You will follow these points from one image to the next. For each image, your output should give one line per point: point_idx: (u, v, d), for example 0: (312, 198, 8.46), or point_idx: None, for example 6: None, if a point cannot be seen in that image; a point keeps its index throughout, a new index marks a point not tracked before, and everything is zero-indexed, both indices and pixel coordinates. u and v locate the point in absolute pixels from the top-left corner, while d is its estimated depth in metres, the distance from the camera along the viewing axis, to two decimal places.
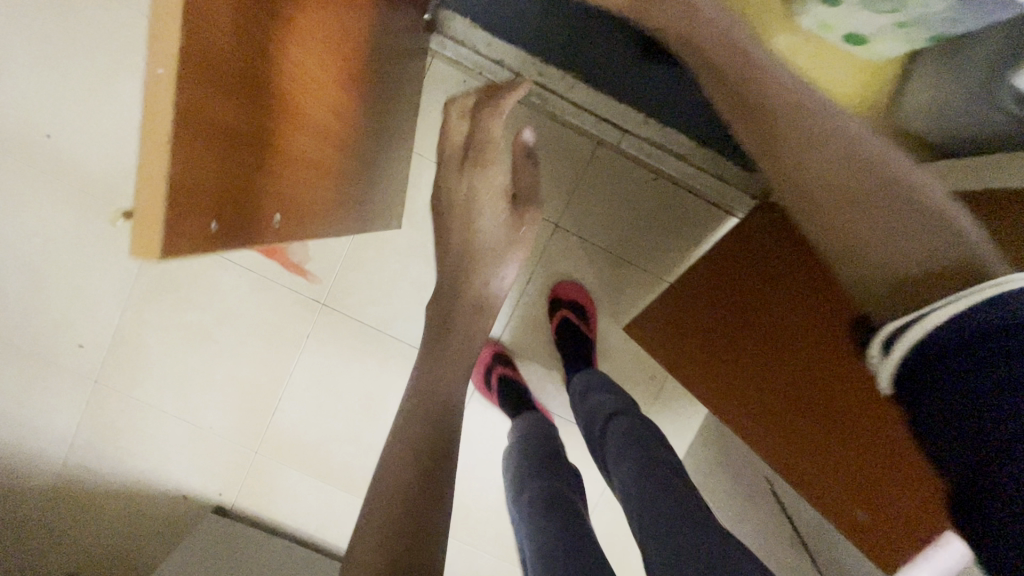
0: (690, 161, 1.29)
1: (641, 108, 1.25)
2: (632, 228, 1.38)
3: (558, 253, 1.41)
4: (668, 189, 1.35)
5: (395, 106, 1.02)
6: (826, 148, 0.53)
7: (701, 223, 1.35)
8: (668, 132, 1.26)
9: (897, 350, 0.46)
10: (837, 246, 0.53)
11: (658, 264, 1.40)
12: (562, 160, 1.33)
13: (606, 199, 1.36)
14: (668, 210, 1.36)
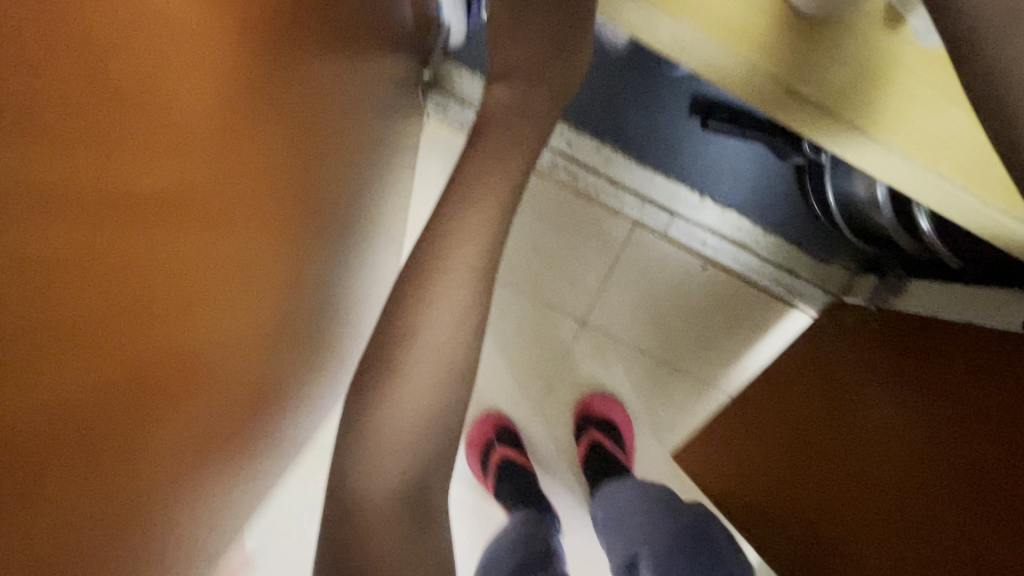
0: (754, 250, 1.02)
1: (696, 184, 0.99)
2: (680, 325, 1.10)
3: (582, 356, 1.12)
4: (723, 282, 1.06)
5: (374, 177, 0.73)
6: None
7: (761, 320, 1.09)
8: (728, 215, 0.99)
9: None
10: None
11: (709, 371, 1.13)
12: (588, 242, 1.04)
13: (644, 292, 1.08)
14: (726, 308, 1.08)
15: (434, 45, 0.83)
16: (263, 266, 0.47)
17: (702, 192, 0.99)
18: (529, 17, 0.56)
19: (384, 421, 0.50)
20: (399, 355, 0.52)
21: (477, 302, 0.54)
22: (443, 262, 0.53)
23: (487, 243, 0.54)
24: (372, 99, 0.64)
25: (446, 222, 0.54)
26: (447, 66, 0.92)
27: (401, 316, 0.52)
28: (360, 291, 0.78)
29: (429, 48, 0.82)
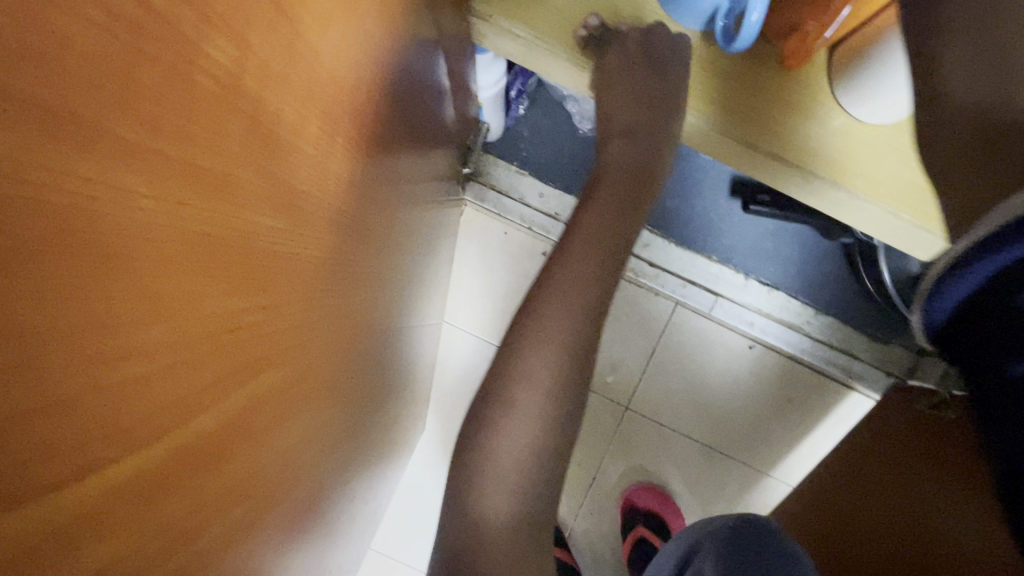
0: (806, 332, 0.97)
1: (739, 265, 0.96)
2: (731, 410, 1.04)
3: (638, 437, 1.06)
4: (772, 364, 1.00)
5: (418, 266, 0.73)
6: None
7: (820, 402, 1.01)
8: (776, 296, 0.96)
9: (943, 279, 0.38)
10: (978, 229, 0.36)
11: (764, 460, 1.05)
12: (630, 322, 1.01)
13: (690, 375, 1.02)
14: (782, 392, 1.02)
15: (474, 142, 0.84)
16: (351, 377, 0.47)
17: (747, 272, 0.96)
18: (615, 106, 0.56)
19: (480, 505, 0.48)
20: (489, 444, 0.49)
21: (571, 391, 0.50)
22: (534, 348, 0.50)
23: (578, 333, 0.50)
24: (420, 193, 0.64)
25: (541, 306, 0.51)
26: (484, 159, 0.94)
27: (489, 414, 0.50)
28: (405, 381, 0.78)
29: (468, 146, 0.83)
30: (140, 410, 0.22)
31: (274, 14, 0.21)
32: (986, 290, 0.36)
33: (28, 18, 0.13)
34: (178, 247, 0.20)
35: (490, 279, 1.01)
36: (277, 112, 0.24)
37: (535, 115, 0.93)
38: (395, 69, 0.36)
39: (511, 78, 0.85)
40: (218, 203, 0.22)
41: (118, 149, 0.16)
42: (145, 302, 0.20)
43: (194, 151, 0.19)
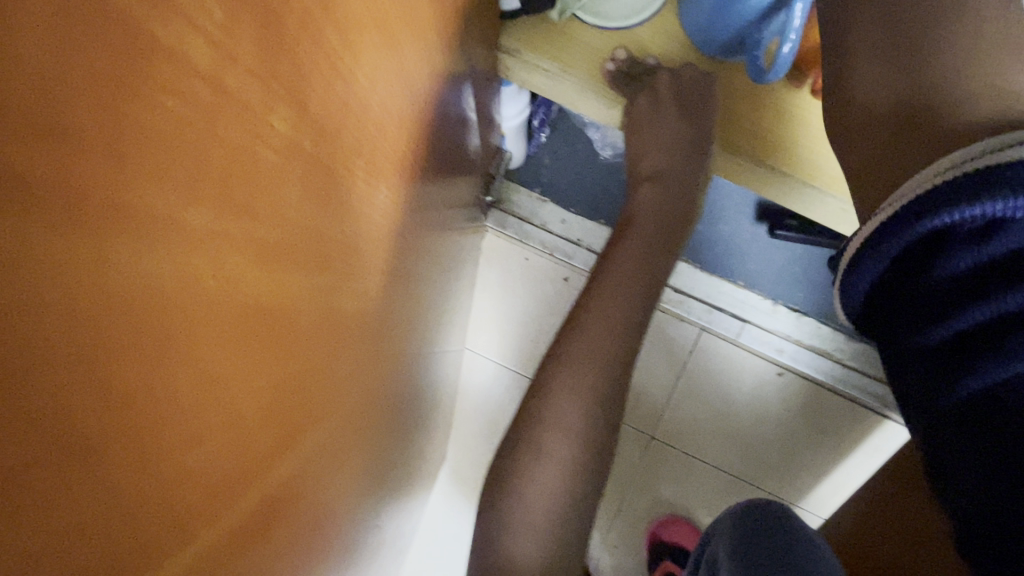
0: (838, 359, 0.94)
1: (767, 291, 0.95)
2: (761, 440, 1.00)
3: (664, 468, 1.03)
4: (803, 392, 0.97)
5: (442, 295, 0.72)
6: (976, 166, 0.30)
7: (856, 433, 0.97)
8: (805, 322, 0.93)
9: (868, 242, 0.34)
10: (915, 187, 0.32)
11: (795, 493, 1.01)
12: (656, 349, 0.99)
13: (718, 404, 1.00)
14: (813, 421, 0.98)
15: (497, 171, 0.84)
16: (385, 418, 0.46)
17: (775, 298, 0.94)
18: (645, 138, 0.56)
19: (512, 548, 0.46)
20: (521, 482, 0.48)
21: (603, 427, 0.49)
22: (568, 384, 0.49)
23: (610, 367, 0.50)
24: (445, 224, 0.64)
25: (574, 339, 0.51)
26: (506, 187, 0.94)
27: (520, 451, 0.49)
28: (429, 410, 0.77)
29: (490, 175, 0.83)
30: (198, 495, 0.22)
31: (333, 76, 0.22)
32: (909, 257, 0.32)
33: (106, 118, 0.13)
34: (231, 330, 0.20)
35: (512, 305, 1.00)
36: (335, 167, 0.24)
37: (557, 143, 0.94)
38: (429, 111, 0.37)
39: (533, 108, 0.86)
40: (268, 277, 0.21)
41: (183, 236, 0.16)
42: (197, 392, 0.19)
43: (253, 223, 0.19)
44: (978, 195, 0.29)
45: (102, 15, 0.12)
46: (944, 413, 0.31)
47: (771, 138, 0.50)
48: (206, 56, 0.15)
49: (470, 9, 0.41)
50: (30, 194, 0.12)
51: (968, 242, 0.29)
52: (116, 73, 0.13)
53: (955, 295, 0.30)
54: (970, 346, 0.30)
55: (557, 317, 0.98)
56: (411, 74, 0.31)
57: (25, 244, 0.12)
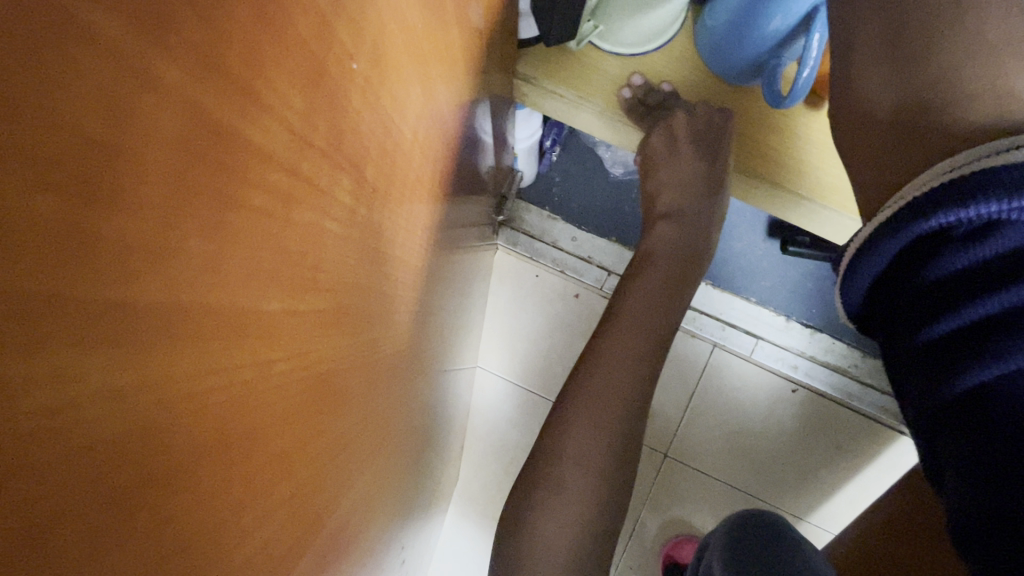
0: (854, 376, 0.93)
1: (779, 306, 0.94)
2: (778, 458, 0.99)
3: (679, 487, 1.01)
4: (819, 408, 0.96)
5: (454, 314, 0.72)
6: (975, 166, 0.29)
7: (873, 451, 0.95)
8: (819, 338, 0.93)
9: (868, 239, 0.34)
10: (916, 186, 0.32)
11: (815, 512, 0.99)
12: (669, 366, 0.98)
13: (734, 421, 0.99)
14: (829, 437, 0.97)
15: (509, 191, 0.85)
16: (411, 447, 0.45)
17: (788, 314, 0.94)
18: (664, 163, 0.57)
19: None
20: (543, 509, 0.47)
21: (623, 452, 0.49)
22: (590, 410, 0.49)
23: (631, 392, 0.50)
24: (457, 244, 0.64)
25: (596, 364, 0.51)
26: (517, 205, 0.94)
27: (542, 477, 0.49)
28: (444, 431, 0.77)
29: (503, 195, 0.84)
30: (272, 561, 0.22)
31: (386, 134, 0.22)
32: (905, 258, 0.32)
33: (205, 229, 0.13)
34: (293, 399, 0.20)
35: (523, 323, 0.99)
36: (388, 219, 0.25)
37: (567, 162, 0.94)
38: (453, 141, 0.38)
39: (545, 129, 0.87)
40: (327, 339, 0.21)
41: (258, 323, 0.16)
42: (266, 466, 0.20)
43: (318, 292, 0.19)
44: (973, 197, 0.28)
45: (205, 132, 0.12)
46: (931, 410, 0.31)
47: (792, 164, 0.50)
48: (289, 147, 0.15)
49: (494, 44, 0.41)
50: (130, 315, 0.12)
51: (963, 243, 0.29)
52: (217, 184, 0.13)
53: (949, 296, 0.30)
54: (957, 345, 0.30)
55: (570, 335, 0.98)
56: (441, 109, 0.31)
57: (125, 364, 0.12)
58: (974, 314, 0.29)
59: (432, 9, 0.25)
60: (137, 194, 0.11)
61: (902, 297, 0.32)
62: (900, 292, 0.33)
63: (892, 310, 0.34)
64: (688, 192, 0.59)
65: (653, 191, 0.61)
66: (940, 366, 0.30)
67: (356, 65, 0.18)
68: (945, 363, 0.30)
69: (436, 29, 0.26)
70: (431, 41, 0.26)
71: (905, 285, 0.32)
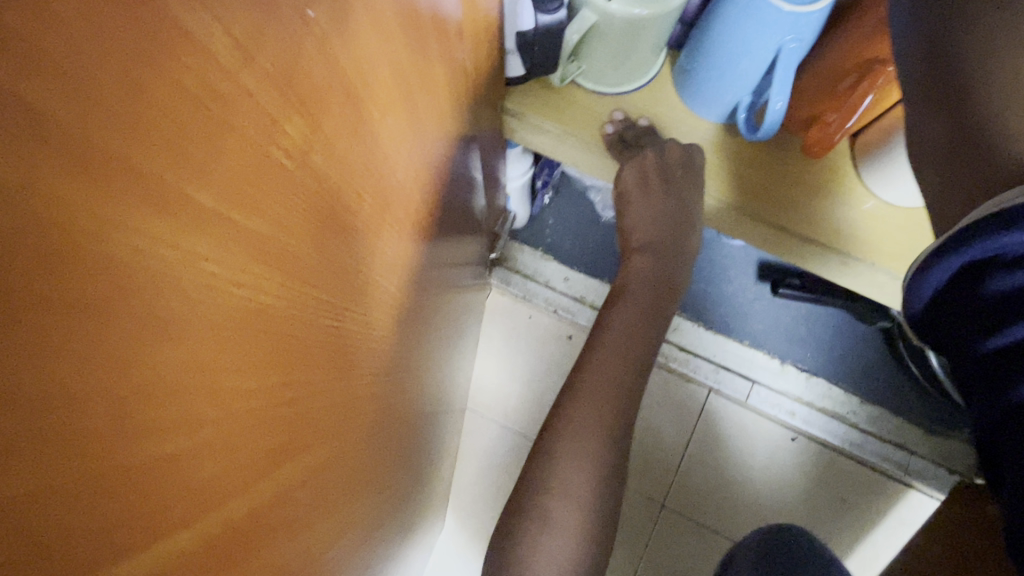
0: (854, 423, 0.91)
1: (774, 349, 0.93)
2: (778, 512, 0.93)
3: (678, 541, 0.96)
4: (819, 457, 0.93)
5: (445, 348, 0.72)
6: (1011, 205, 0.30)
7: (878, 504, 0.91)
8: (815, 383, 0.91)
9: (925, 261, 0.35)
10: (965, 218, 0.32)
11: None
12: (664, 410, 0.96)
13: (731, 470, 0.95)
14: (830, 488, 0.93)
15: (502, 229, 0.87)
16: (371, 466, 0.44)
17: (783, 358, 0.93)
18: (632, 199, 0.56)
19: None
20: (527, 540, 0.45)
21: (609, 478, 0.47)
22: (574, 434, 0.47)
23: (615, 416, 0.49)
24: (450, 278, 0.65)
25: (581, 387, 0.50)
26: (511, 245, 0.96)
27: (529, 504, 0.47)
28: (428, 469, 0.74)
29: (496, 234, 0.86)
30: (138, 530, 0.20)
31: (336, 116, 0.23)
32: (962, 279, 0.33)
33: (111, 113, 0.14)
34: (175, 361, 0.19)
35: (515, 363, 0.98)
36: (346, 191, 0.26)
37: (561, 205, 0.97)
38: (438, 157, 0.39)
39: (537, 169, 0.90)
40: (236, 301, 0.21)
41: (131, 259, 0.16)
42: (145, 417, 0.19)
43: (227, 244, 0.19)
44: (1014, 227, 0.30)
45: (115, 16, 0.13)
46: (990, 417, 0.32)
47: (767, 193, 0.51)
48: (231, 55, 0.17)
49: (483, 70, 0.44)
50: (54, 134, 0.12)
51: (1013, 266, 0.30)
52: (142, 44, 0.14)
53: (1005, 311, 0.31)
54: (1013, 356, 0.30)
55: (560, 376, 0.97)
56: (422, 125, 0.33)
57: (42, 192, 0.13)
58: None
59: (412, 25, 0.28)
60: (27, 42, 0.11)
61: (962, 313, 0.33)
62: (961, 309, 0.33)
63: (952, 326, 0.34)
64: (660, 228, 0.56)
65: (629, 226, 0.59)
66: (1001, 376, 0.31)
67: (312, 18, 0.20)
68: (1005, 373, 0.31)
69: (415, 41, 0.29)
70: (409, 46, 0.28)
71: (965, 304, 0.33)
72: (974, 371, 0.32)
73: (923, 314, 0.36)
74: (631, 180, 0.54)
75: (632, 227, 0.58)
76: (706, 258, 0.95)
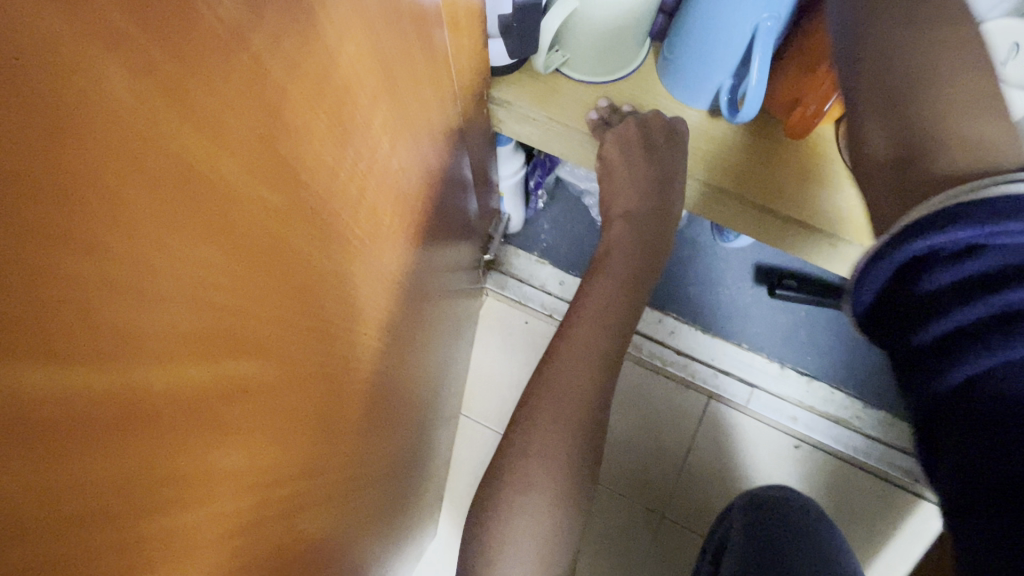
0: (857, 429, 0.89)
1: (773, 353, 0.92)
2: None
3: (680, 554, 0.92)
4: (824, 465, 0.90)
5: (440, 348, 0.71)
6: (951, 203, 0.30)
7: (886, 514, 0.88)
8: (815, 387, 0.90)
9: (868, 258, 0.34)
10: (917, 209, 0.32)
11: None
12: (663, 416, 0.94)
13: (733, 480, 0.92)
14: (836, 500, 0.89)
15: (495, 232, 0.87)
16: (350, 452, 0.43)
17: (782, 361, 0.91)
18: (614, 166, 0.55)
19: None
20: None
21: None
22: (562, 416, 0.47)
23: None
24: (445, 275, 0.65)
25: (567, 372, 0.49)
26: (506, 250, 0.97)
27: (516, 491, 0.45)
28: (421, 473, 0.72)
29: (490, 236, 0.86)
30: (125, 479, 0.19)
31: (304, 59, 0.24)
32: (903, 277, 0.32)
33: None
34: (109, 347, 0.17)
35: (510, 369, 0.97)
36: (318, 136, 0.26)
37: (556, 210, 0.98)
38: (419, 133, 0.40)
39: (530, 170, 0.90)
40: (197, 266, 0.20)
41: (70, 202, 0.15)
42: (136, 338, 0.18)
43: (164, 216, 0.18)
44: (954, 222, 0.29)
45: None
46: (932, 411, 0.31)
47: (753, 176, 0.51)
48: None
49: (467, 54, 0.45)
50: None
51: (951, 261, 0.30)
52: None
53: (941, 308, 0.30)
54: (950, 351, 0.29)
55: None
56: (395, 92, 0.34)
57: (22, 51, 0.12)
58: (965, 329, 0.29)
59: None
60: None
61: (902, 311, 0.32)
62: (902, 308, 0.32)
63: (894, 325, 0.33)
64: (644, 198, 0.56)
65: (606, 194, 0.58)
66: (938, 374, 0.30)
67: None
68: (942, 370, 0.30)
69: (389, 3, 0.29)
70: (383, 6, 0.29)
71: (905, 303, 0.32)
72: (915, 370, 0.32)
73: (867, 314, 0.35)
74: (611, 150, 0.52)
75: (619, 201, 0.57)
76: (702, 262, 0.95)
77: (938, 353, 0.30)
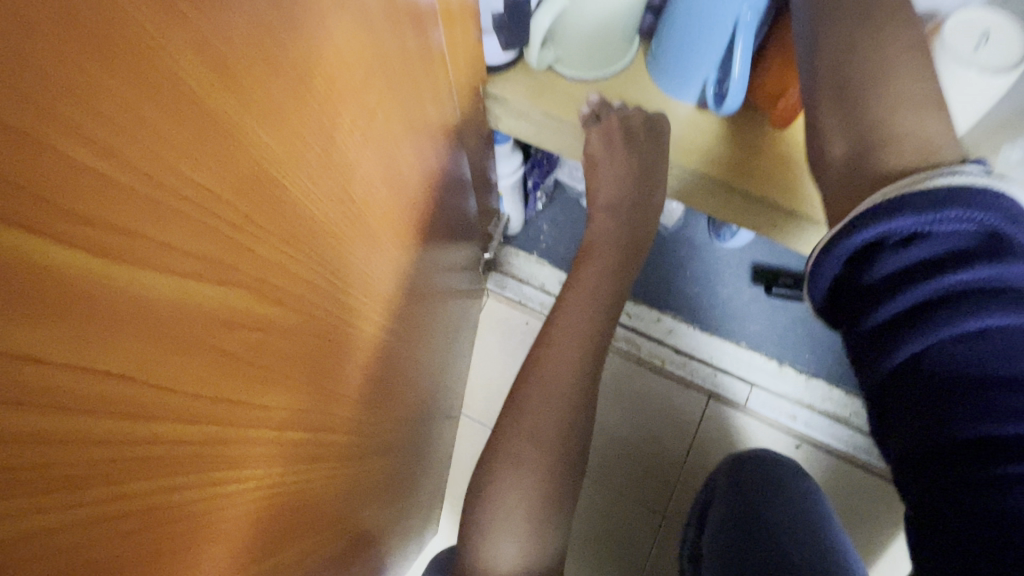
0: (856, 426, 0.89)
1: (771, 351, 0.92)
2: None
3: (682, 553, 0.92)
4: (825, 464, 0.90)
5: (441, 344, 0.73)
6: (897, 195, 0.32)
7: (889, 512, 0.87)
8: (814, 385, 0.90)
9: (820, 248, 0.35)
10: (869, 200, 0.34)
11: None
12: (663, 415, 0.94)
13: None
14: (838, 500, 0.89)
15: (495, 231, 0.89)
16: (352, 428, 0.44)
17: (780, 359, 0.92)
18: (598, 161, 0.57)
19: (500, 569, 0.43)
20: None
21: None
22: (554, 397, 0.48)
23: None
24: (445, 270, 0.67)
25: None
26: (505, 251, 0.99)
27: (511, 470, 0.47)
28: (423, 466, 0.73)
29: (489, 235, 0.88)
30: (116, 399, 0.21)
31: (298, 34, 0.26)
32: (855, 264, 0.34)
33: None
34: (112, 290, 0.19)
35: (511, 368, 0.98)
36: (313, 109, 0.28)
37: (555, 212, 1.00)
38: (415, 122, 0.42)
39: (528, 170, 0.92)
40: (198, 213, 0.22)
41: (82, 135, 0.17)
42: (137, 267, 0.20)
43: (164, 179, 0.20)
44: (899, 212, 0.31)
45: None
46: (883, 387, 0.32)
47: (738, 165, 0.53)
48: None
49: (460, 50, 0.47)
50: None
51: (898, 248, 0.32)
52: None
53: (890, 291, 0.32)
54: (899, 330, 0.31)
55: None
56: (387, 78, 0.36)
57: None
58: (911, 309, 0.31)
59: None
60: None
61: (854, 295, 0.34)
62: (854, 293, 0.34)
63: (845, 310, 0.34)
64: (624, 188, 0.57)
65: (591, 186, 0.59)
66: (888, 352, 0.32)
67: None
68: (891, 348, 0.31)
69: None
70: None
71: (856, 288, 0.33)
72: (865, 350, 0.33)
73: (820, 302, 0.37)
74: (596, 145, 0.54)
75: (601, 193, 0.58)
76: (699, 261, 0.97)
77: (887, 333, 0.32)
